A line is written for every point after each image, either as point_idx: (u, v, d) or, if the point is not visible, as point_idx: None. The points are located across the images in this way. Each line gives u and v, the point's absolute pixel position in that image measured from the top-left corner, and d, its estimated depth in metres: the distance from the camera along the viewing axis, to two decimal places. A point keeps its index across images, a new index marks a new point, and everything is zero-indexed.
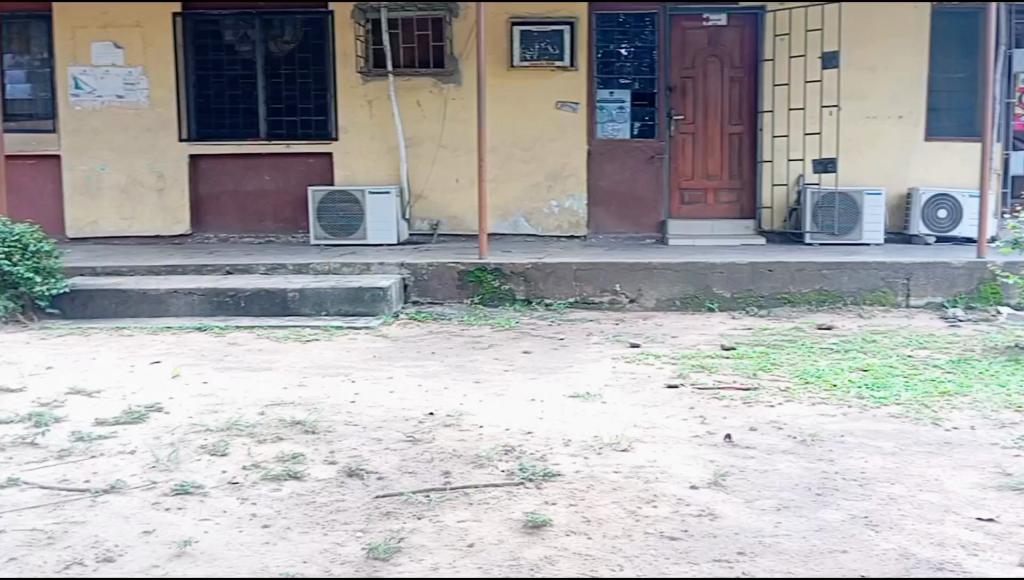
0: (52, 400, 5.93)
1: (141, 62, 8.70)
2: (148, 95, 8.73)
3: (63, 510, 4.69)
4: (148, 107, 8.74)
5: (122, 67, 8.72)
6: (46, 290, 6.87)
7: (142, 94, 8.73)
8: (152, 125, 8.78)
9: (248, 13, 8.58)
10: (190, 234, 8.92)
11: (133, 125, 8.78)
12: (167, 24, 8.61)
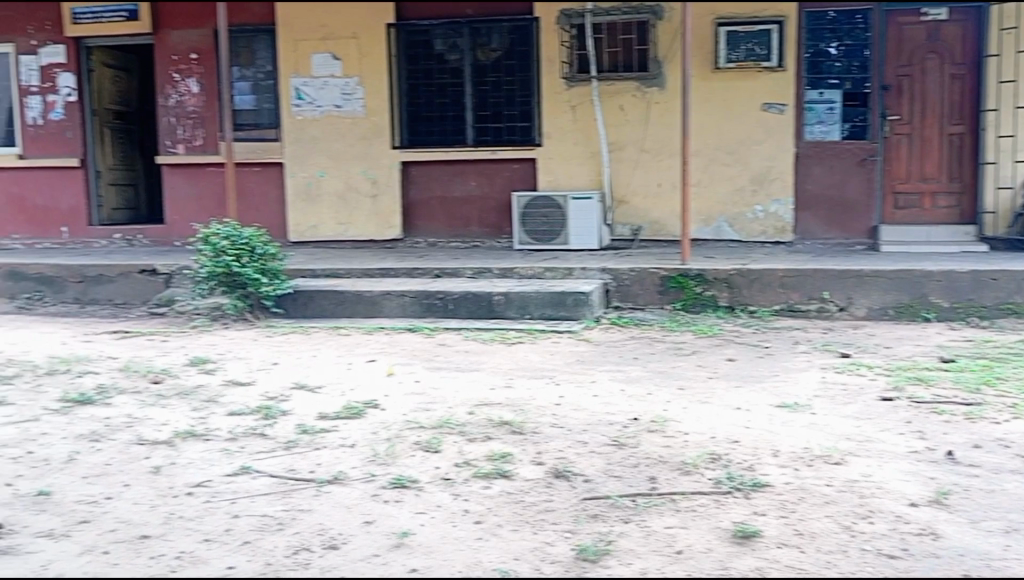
0: (278, 394, 6.19)
1: (357, 72, 9.15)
2: (363, 104, 9.17)
3: (291, 498, 4.95)
4: (363, 116, 9.18)
5: (339, 78, 9.19)
6: (272, 290, 7.30)
7: (358, 103, 9.18)
8: (367, 133, 9.21)
9: (457, 22, 8.93)
10: (402, 238, 9.32)
11: (348, 134, 9.24)
12: (382, 35, 9.04)
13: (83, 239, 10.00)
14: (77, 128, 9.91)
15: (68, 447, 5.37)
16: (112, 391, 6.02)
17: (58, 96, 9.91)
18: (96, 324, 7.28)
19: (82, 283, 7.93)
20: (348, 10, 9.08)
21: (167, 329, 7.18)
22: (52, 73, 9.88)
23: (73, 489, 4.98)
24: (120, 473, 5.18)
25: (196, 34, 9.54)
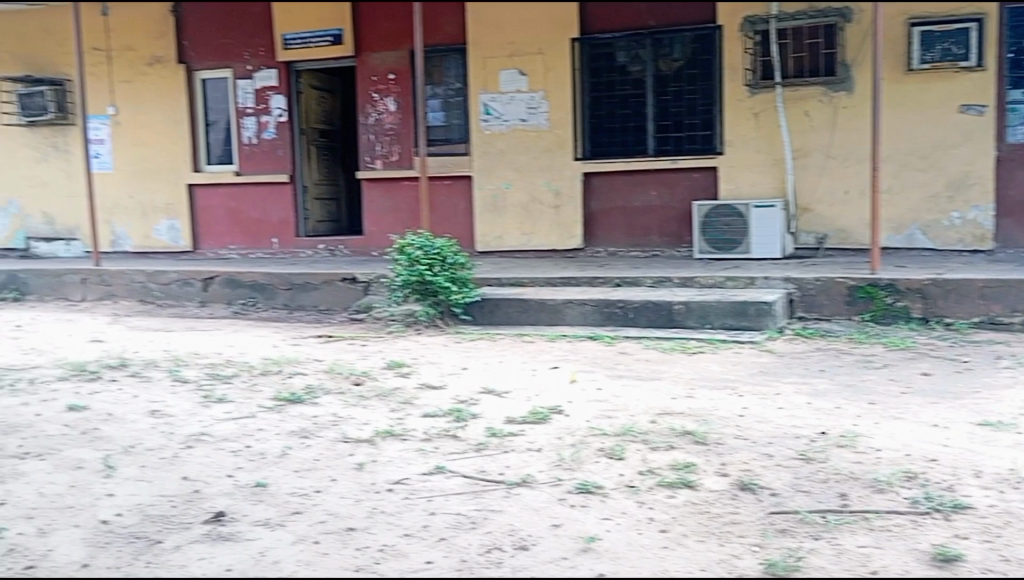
0: (468, 398, 6.41)
1: (543, 87, 9.38)
2: (548, 117, 9.40)
3: (483, 498, 5.13)
4: (547, 129, 9.42)
5: (526, 93, 9.46)
6: (461, 298, 7.59)
7: (543, 117, 9.42)
8: (552, 146, 9.43)
9: (640, 34, 9.03)
10: (583, 247, 9.50)
11: (533, 146, 9.50)
12: (567, 48, 9.23)
13: (291, 250, 10.79)
14: (287, 146, 10.65)
15: (281, 442, 5.77)
16: (318, 391, 6.43)
17: (271, 117, 10.66)
18: (303, 329, 7.83)
19: (290, 291, 8.52)
20: (536, 27, 9.34)
21: (366, 335, 7.62)
22: (265, 95, 10.63)
23: (287, 481, 5.35)
24: (328, 468, 5.52)
25: (393, 55, 10.04)
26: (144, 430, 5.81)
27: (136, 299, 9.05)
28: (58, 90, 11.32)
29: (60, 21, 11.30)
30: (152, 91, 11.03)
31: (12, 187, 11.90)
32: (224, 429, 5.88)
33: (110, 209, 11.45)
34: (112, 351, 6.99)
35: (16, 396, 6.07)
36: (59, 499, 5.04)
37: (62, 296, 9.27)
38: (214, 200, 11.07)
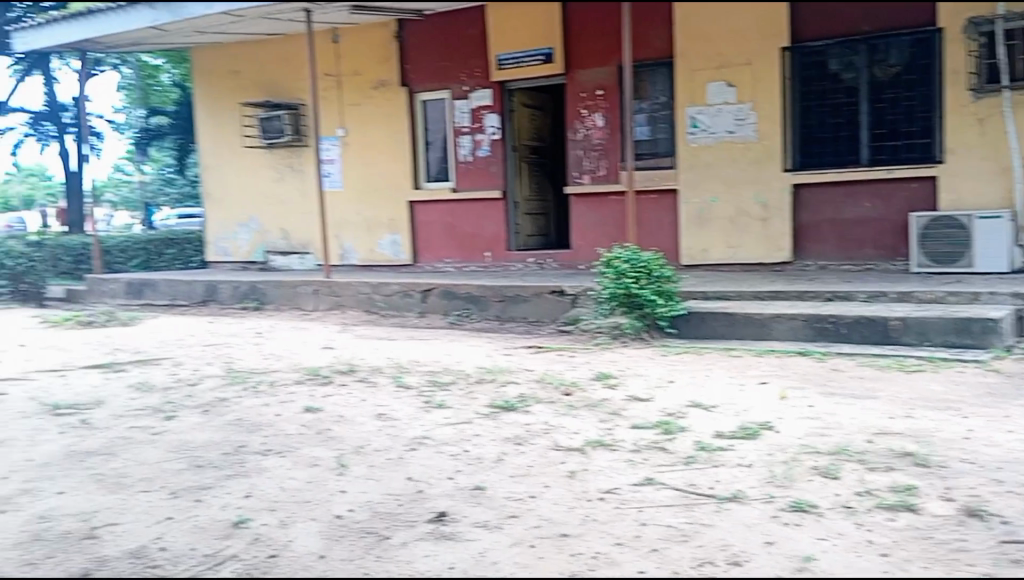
0: (677, 411, 6.39)
1: (751, 98, 9.47)
2: (756, 129, 9.49)
3: (694, 511, 4.97)
4: (755, 141, 9.51)
5: (734, 105, 9.57)
6: (667, 311, 7.72)
7: (751, 128, 9.51)
8: (760, 158, 9.51)
9: (854, 40, 8.90)
10: (792, 260, 9.49)
11: (741, 158, 9.61)
12: (777, 58, 9.26)
13: (503, 262, 11.16)
14: (501, 164, 11.07)
15: (497, 448, 5.88)
16: (530, 400, 6.63)
17: (485, 135, 11.12)
18: (513, 339, 8.15)
19: (502, 302, 8.84)
20: (747, 38, 9.38)
21: (574, 347, 7.82)
22: (480, 114, 11.11)
23: (503, 486, 5.38)
24: (541, 475, 5.52)
25: (603, 72, 10.22)
26: (372, 432, 6.11)
27: (362, 309, 9.65)
28: (294, 114, 12.25)
29: (298, 51, 12.22)
30: (378, 113, 11.76)
31: (254, 205, 12.97)
32: (443, 433, 6.10)
33: (339, 226, 12.33)
34: (341, 357, 7.56)
35: (259, 396, 6.62)
36: (298, 494, 5.28)
37: (296, 305, 10.14)
38: (432, 216, 11.65)
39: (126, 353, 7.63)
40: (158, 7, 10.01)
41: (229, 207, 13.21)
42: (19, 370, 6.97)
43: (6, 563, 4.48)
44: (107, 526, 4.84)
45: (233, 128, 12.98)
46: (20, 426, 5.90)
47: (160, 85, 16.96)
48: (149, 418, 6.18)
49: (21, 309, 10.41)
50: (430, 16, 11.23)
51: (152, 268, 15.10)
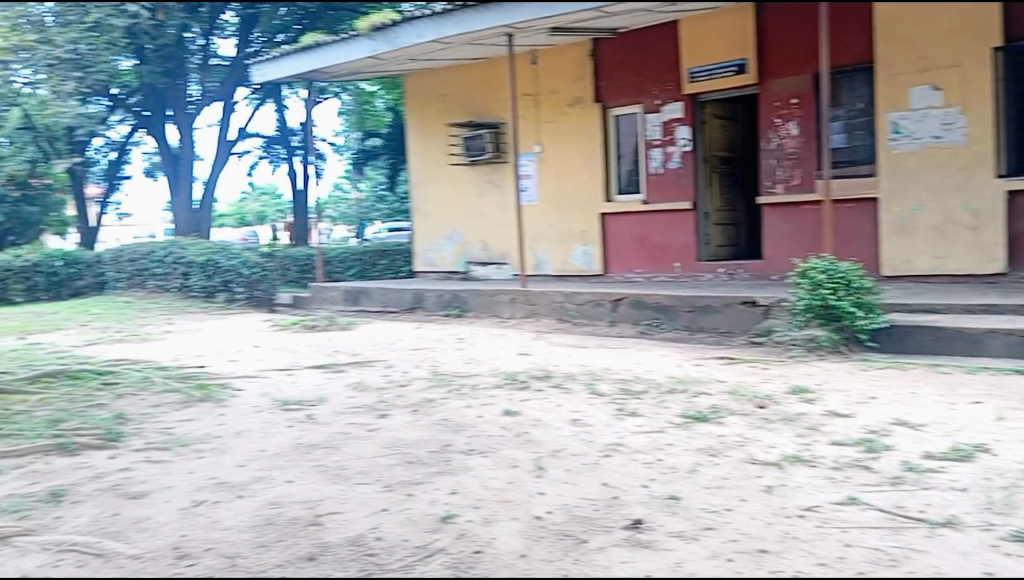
0: (880, 429, 6.19)
1: (959, 103, 9.03)
2: (965, 133, 9.03)
3: (902, 535, 4.82)
4: (964, 145, 9.05)
5: (939, 109, 9.17)
6: (868, 324, 7.51)
7: (959, 132, 9.07)
8: (968, 164, 9.06)
9: None
10: (1008, 272, 8.94)
11: (948, 164, 9.17)
12: (987, 59, 8.80)
13: (693, 273, 11.15)
14: (691, 175, 11.08)
15: (691, 459, 5.91)
16: (724, 412, 6.63)
17: (676, 148, 11.17)
18: (704, 350, 8.18)
19: (692, 312, 8.87)
20: (953, 39, 8.99)
21: (767, 358, 7.74)
22: (672, 127, 11.18)
23: (698, 497, 5.40)
24: (738, 487, 5.52)
25: (796, 80, 10.02)
26: (569, 436, 6.33)
27: (555, 317, 9.98)
28: (496, 133, 12.82)
29: (499, 73, 12.75)
30: (572, 129, 12.09)
31: (456, 219, 13.64)
32: (637, 441, 6.21)
33: (535, 238, 12.75)
34: (538, 363, 7.88)
35: (463, 399, 7.02)
36: (501, 493, 5.56)
37: (494, 313, 10.59)
38: (625, 228, 11.79)
39: (344, 355, 8.27)
40: (377, 38, 10.88)
41: (433, 222, 13.96)
42: (254, 368, 7.73)
43: (241, 544, 4.90)
44: (329, 515, 5.27)
45: (439, 151, 13.75)
46: (255, 419, 6.54)
47: (374, 110, 18.71)
48: (364, 415, 6.69)
49: (252, 314, 11.49)
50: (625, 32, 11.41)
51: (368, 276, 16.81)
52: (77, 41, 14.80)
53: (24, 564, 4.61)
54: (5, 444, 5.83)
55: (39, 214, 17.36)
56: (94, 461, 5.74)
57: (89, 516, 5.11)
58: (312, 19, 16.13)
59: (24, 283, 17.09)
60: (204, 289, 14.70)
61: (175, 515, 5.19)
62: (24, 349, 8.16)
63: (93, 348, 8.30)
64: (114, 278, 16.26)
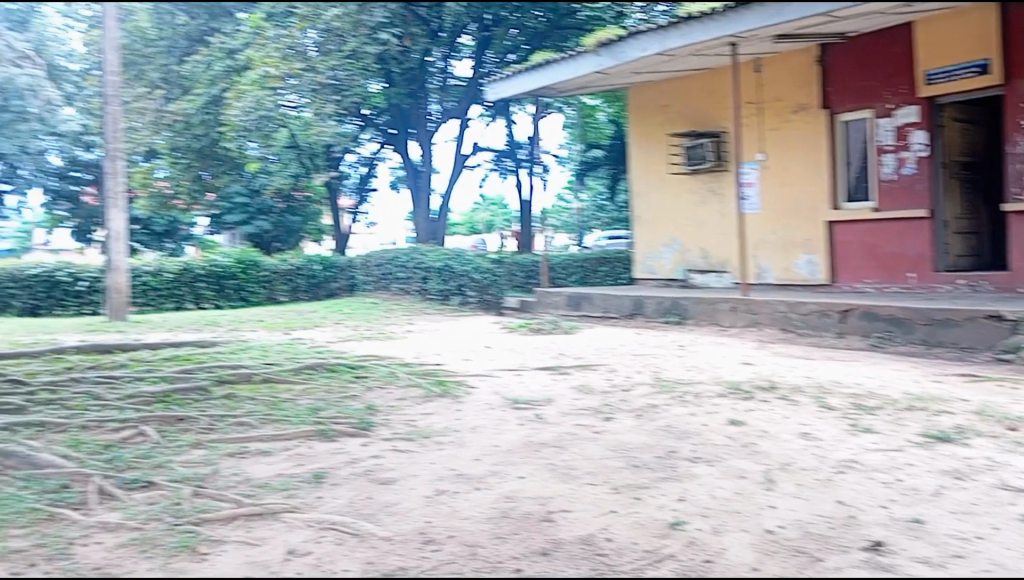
0: None
1: None
2: None
3: None
4: None
5: None
6: None
7: None
8: None
9: None
10: None
11: None
12: None
13: (929, 285, 10.55)
14: (927, 181, 10.50)
15: (934, 481, 5.64)
16: (968, 433, 6.28)
17: (911, 153, 10.63)
18: (943, 366, 7.77)
19: (929, 326, 8.46)
20: None
21: (1017, 378, 7.22)
22: (906, 132, 10.66)
23: (944, 523, 5.13)
24: (988, 515, 5.20)
25: None
26: (798, 450, 6.21)
27: (778, 327, 9.80)
28: (717, 142, 12.74)
29: (720, 82, 12.69)
30: (798, 136, 11.84)
31: (675, 227, 13.70)
32: (872, 459, 6.00)
33: (757, 246, 12.59)
34: (762, 373, 7.81)
35: (688, 406, 7.09)
36: (729, 504, 5.48)
37: (714, 321, 10.59)
38: (853, 236, 11.38)
39: (569, 357, 8.55)
40: (602, 53, 11.12)
41: (653, 230, 14.09)
42: (486, 367, 8.16)
43: (480, 534, 5.15)
44: (560, 512, 5.45)
45: (659, 160, 13.85)
46: (488, 416, 6.91)
47: (596, 123, 19.02)
48: (590, 418, 6.89)
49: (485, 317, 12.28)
50: (855, 35, 11.00)
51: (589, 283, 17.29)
52: (336, 67, 15.51)
53: (292, 537, 5.01)
54: (273, 427, 6.49)
55: (301, 223, 22.53)
56: (348, 447, 6.28)
57: (345, 498, 5.55)
58: (541, 40, 17.29)
59: (288, 283, 19.23)
60: (440, 291, 15.79)
61: (420, 502, 5.56)
62: (287, 343, 9.06)
63: (344, 343, 9.09)
64: (363, 280, 18.39)
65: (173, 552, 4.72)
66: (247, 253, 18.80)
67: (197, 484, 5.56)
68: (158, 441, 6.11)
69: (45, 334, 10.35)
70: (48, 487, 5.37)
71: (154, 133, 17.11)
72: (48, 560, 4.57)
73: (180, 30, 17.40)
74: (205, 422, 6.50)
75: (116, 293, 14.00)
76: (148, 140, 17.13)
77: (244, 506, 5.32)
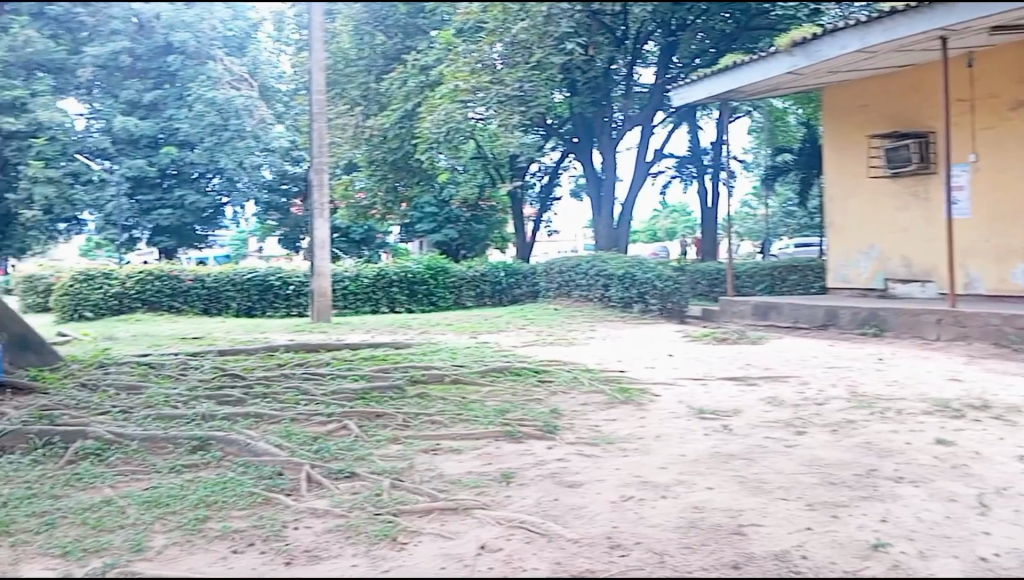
0: None
1: None
2: None
3: None
4: None
5: None
6: None
7: None
8: None
9: None
10: None
11: None
12: None
13: None
14: None
15: None
16: None
17: None
18: None
19: None
20: None
21: None
22: None
23: None
24: None
25: None
26: (1016, 474, 5.70)
27: (990, 341, 9.08)
28: (923, 143, 12.01)
29: (929, 79, 11.97)
30: (1016, 135, 10.96)
31: (873, 233, 13.02)
32: None
33: (967, 254, 11.75)
34: (973, 391, 7.25)
35: (888, 423, 6.69)
36: (938, 527, 5.09)
37: (917, 333, 9.97)
38: None
39: (757, 368, 8.33)
40: (796, 53, 10.80)
41: (849, 239, 13.43)
42: (671, 376, 8.08)
43: (668, 543, 5.03)
44: (751, 526, 5.22)
45: (857, 162, 13.22)
46: (673, 425, 6.82)
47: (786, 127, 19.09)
48: (781, 431, 6.64)
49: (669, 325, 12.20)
50: None
51: (777, 291, 17.27)
52: (522, 80, 15.81)
53: (483, 532, 5.12)
54: (464, 426, 6.72)
55: (487, 231, 23.01)
56: (534, 449, 6.38)
57: (533, 498, 5.63)
58: (729, 41, 16.81)
59: (475, 290, 19.75)
60: (623, 299, 15.66)
61: (606, 506, 5.54)
62: (475, 346, 9.37)
63: (529, 348, 9.30)
64: (545, 287, 18.63)
65: (376, 539, 4.96)
66: (436, 260, 19.56)
67: (395, 478, 5.82)
68: (359, 435, 6.46)
69: (258, 333, 11.23)
70: (264, 474, 5.79)
71: (353, 147, 18.71)
72: (265, 540, 4.91)
73: (378, 49, 18.32)
74: (401, 419, 6.83)
75: (320, 297, 14.88)
76: (348, 153, 18.79)
77: (438, 501, 5.50)
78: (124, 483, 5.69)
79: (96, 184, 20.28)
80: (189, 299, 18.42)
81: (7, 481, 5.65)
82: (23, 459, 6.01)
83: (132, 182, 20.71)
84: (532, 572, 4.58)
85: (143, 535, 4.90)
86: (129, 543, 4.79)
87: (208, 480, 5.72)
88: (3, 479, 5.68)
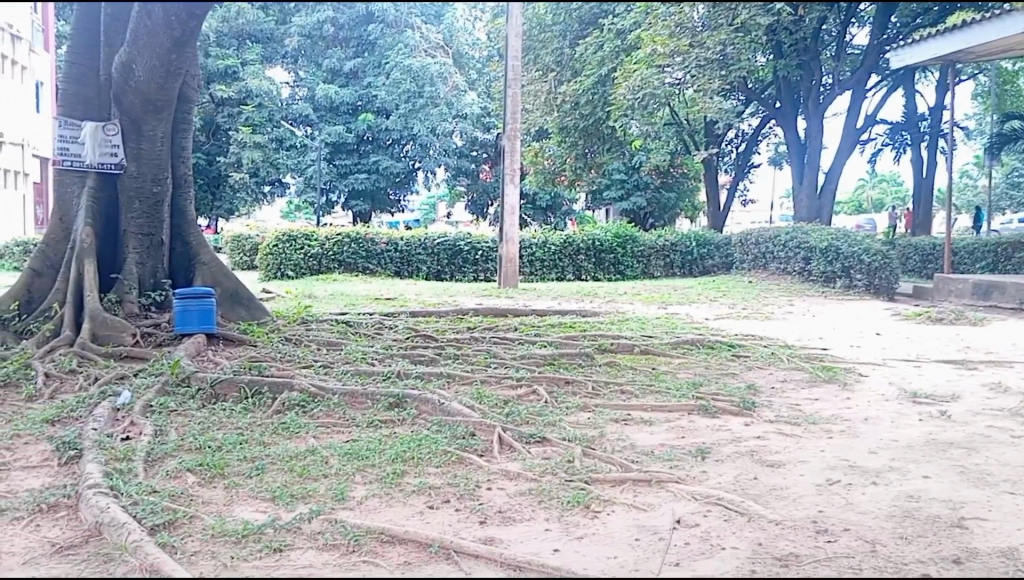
0: None
1: None
2: None
3: None
4: None
5: None
6: None
7: None
8: None
9: None
10: None
11: None
12: None
13: None
14: None
15: None
16: None
17: None
18: None
19: None
20: None
21: None
22: None
23: None
24: None
25: None
26: None
27: None
28: None
29: None
30: None
31: None
32: None
33: None
34: None
35: None
36: None
37: None
38: None
39: (977, 352, 7.76)
40: None
41: None
42: (880, 357, 7.69)
43: (880, 532, 4.47)
44: (975, 520, 4.61)
45: None
46: (883, 408, 6.41)
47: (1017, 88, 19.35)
48: (1007, 420, 6.10)
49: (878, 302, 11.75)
50: None
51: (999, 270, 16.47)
52: (725, 43, 15.30)
53: (679, 507, 4.79)
54: (657, 399, 6.58)
55: (677, 199, 23.32)
56: (730, 426, 6.12)
57: (731, 475, 5.29)
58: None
59: (664, 259, 19.78)
60: (825, 273, 15.00)
61: (811, 489, 5.08)
62: (666, 317, 9.26)
63: (721, 321, 9.09)
64: (742, 258, 18.59)
65: (567, 505, 4.76)
66: (626, 229, 19.43)
67: (587, 446, 5.69)
68: (549, 400, 6.44)
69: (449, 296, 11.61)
70: (458, 433, 5.83)
71: (545, 113, 19.44)
72: (460, 498, 4.87)
73: (574, 14, 18.34)
74: (591, 388, 6.78)
75: (507, 262, 15.18)
76: (539, 119, 19.50)
77: (631, 471, 5.28)
78: (326, 434, 5.87)
79: (298, 149, 22.83)
80: (383, 261, 19.12)
81: (222, 426, 5.95)
82: (236, 406, 6.34)
83: (331, 148, 22.90)
84: (732, 550, 4.18)
85: (346, 486, 4.97)
86: (333, 492, 4.85)
87: (404, 436, 5.82)
88: (219, 423, 5.98)
